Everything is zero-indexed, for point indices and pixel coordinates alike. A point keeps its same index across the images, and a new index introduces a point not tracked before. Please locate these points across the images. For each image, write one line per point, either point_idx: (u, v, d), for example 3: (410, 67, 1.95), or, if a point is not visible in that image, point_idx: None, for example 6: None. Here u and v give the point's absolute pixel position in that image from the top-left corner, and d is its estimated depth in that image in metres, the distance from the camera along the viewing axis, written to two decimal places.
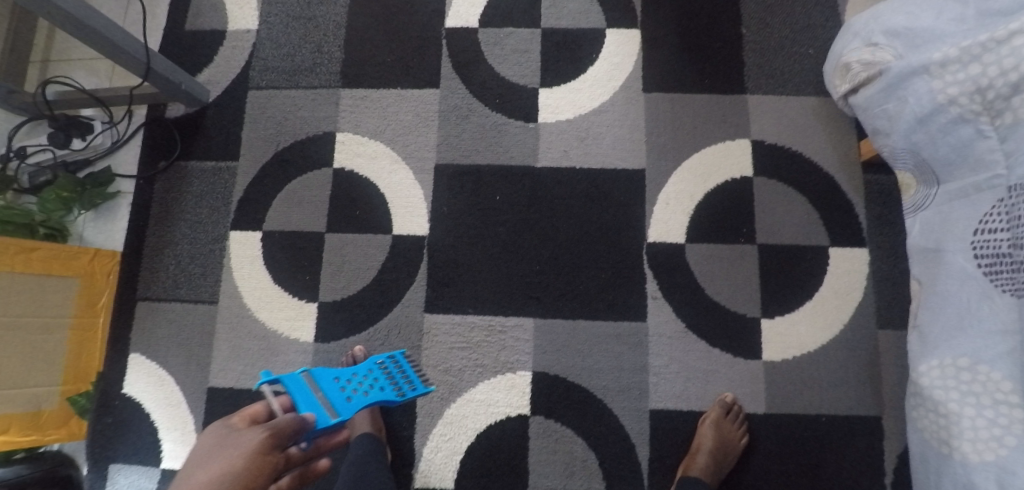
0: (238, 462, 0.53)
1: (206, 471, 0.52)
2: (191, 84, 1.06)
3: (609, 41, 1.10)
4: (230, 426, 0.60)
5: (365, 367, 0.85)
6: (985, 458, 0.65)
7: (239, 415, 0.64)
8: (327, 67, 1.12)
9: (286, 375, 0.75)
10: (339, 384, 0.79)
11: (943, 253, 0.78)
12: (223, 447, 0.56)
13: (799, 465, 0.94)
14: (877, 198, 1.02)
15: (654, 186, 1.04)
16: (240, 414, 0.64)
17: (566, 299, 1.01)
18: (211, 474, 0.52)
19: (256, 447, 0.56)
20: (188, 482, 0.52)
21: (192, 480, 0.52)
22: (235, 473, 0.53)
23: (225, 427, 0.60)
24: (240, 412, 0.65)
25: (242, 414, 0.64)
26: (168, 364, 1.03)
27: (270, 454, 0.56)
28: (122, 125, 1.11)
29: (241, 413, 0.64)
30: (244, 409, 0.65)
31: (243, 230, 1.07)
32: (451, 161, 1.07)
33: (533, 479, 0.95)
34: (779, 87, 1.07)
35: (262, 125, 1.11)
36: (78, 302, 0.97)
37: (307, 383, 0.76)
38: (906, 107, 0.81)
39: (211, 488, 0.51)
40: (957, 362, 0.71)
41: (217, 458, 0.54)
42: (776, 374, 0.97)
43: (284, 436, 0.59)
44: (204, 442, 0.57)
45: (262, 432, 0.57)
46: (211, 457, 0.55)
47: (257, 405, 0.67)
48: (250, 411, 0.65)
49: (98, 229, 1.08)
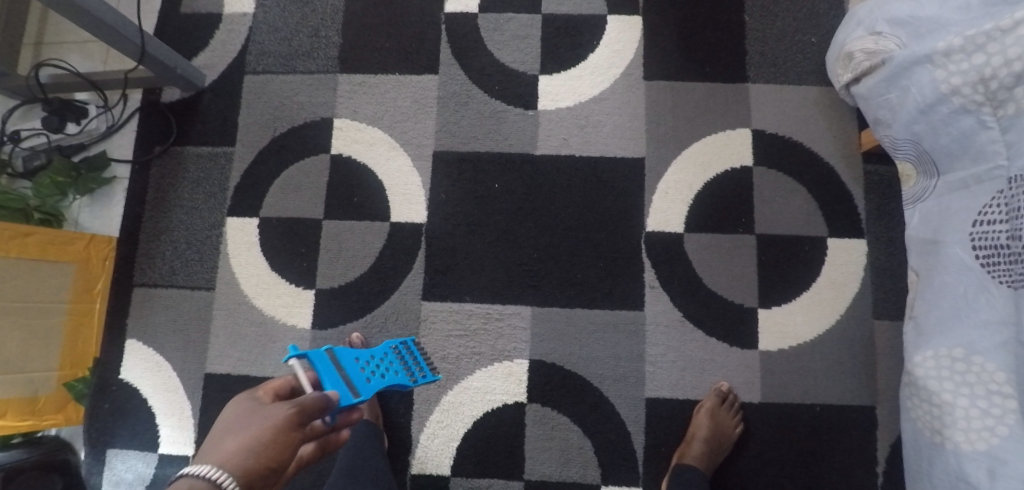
0: (264, 438, 0.51)
1: (233, 442, 0.51)
2: (186, 68, 1.05)
3: (610, 28, 1.09)
4: (256, 399, 0.58)
5: (383, 349, 0.81)
6: (976, 447, 0.66)
7: (264, 388, 0.61)
8: (325, 52, 1.11)
9: (312, 350, 0.70)
10: (359, 365, 0.75)
11: (940, 244, 0.78)
12: (249, 420, 0.53)
13: (793, 453, 0.95)
14: (876, 189, 1.02)
15: (653, 175, 1.03)
16: (265, 388, 0.61)
17: (564, 288, 1.00)
18: (238, 448, 0.50)
19: (284, 421, 0.53)
20: (212, 452, 0.50)
21: (218, 451, 0.50)
22: (261, 449, 0.51)
23: (250, 399, 0.58)
24: (264, 386, 0.62)
25: (266, 388, 0.62)
26: (165, 350, 1.03)
27: (296, 429, 0.54)
28: (117, 109, 1.10)
29: (265, 387, 0.62)
30: (267, 383, 0.63)
31: (239, 216, 1.06)
32: (449, 148, 1.06)
33: (529, 465, 0.96)
34: (780, 76, 1.06)
35: (259, 110, 1.10)
36: (74, 288, 0.97)
37: (332, 361, 0.71)
38: (908, 97, 0.80)
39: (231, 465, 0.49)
40: (952, 352, 0.72)
41: (244, 430, 0.52)
42: (773, 363, 0.98)
43: (312, 412, 0.56)
44: (229, 414, 0.55)
45: (291, 405, 0.55)
46: (236, 429, 0.52)
47: (281, 380, 0.64)
48: (273, 385, 0.63)
49: (93, 215, 1.08)
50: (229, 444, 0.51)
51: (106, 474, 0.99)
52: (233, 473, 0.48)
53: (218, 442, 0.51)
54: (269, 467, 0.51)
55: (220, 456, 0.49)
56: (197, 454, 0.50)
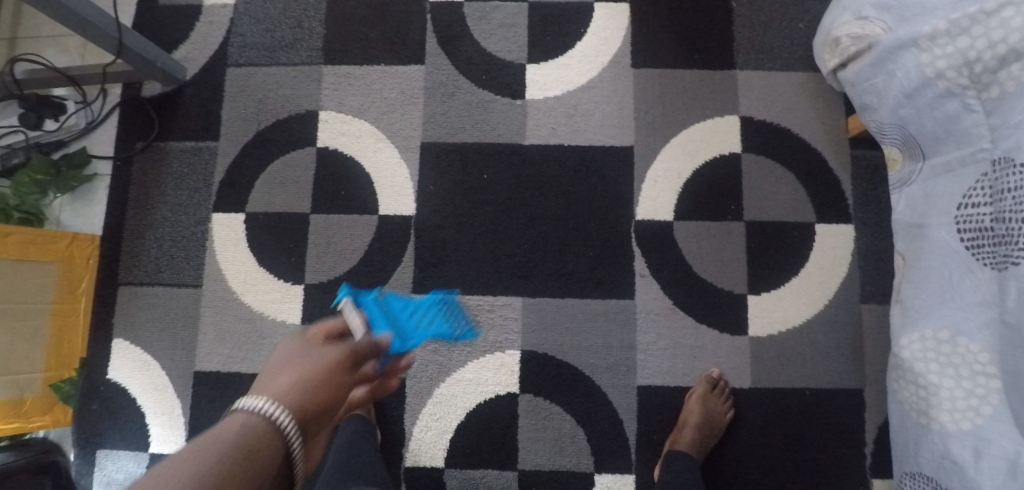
0: (320, 377, 0.48)
1: (290, 376, 0.47)
2: (167, 61, 1.03)
3: (597, 15, 1.08)
4: (313, 336, 0.53)
5: (426, 305, 0.98)
6: (962, 427, 0.67)
7: (320, 325, 0.56)
8: (308, 43, 1.09)
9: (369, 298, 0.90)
10: (405, 315, 0.93)
11: (926, 228, 0.79)
12: (305, 356, 0.50)
13: (784, 437, 0.96)
14: (863, 174, 1.03)
15: (642, 163, 1.03)
16: (321, 324, 0.56)
17: (554, 278, 1.00)
18: (294, 383, 0.47)
19: (338, 364, 0.50)
20: (268, 383, 0.47)
21: (274, 383, 0.46)
22: (318, 385, 0.48)
23: (306, 335, 0.53)
24: (319, 323, 0.57)
25: (322, 324, 0.56)
26: (153, 348, 1.02)
27: (348, 371, 0.51)
28: (96, 104, 1.08)
29: (321, 323, 0.56)
30: (323, 321, 0.57)
31: (225, 212, 1.05)
32: (437, 139, 1.05)
33: (522, 455, 0.96)
34: (768, 62, 1.06)
35: (242, 104, 1.08)
36: (57, 288, 0.95)
37: (383, 310, 0.90)
38: (894, 81, 0.81)
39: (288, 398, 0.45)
40: (938, 334, 0.72)
41: (299, 366, 0.48)
42: (762, 349, 0.98)
43: (366, 356, 0.54)
44: (286, 350, 0.50)
45: (345, 347, 0.52)
46: (292, 364, 0.49)
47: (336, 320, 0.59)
48: (330, 323, 0.57)
49: (75, 213, 1.06)
50: (286, 378, 0.47)
51: (96, 475, 0.98)
52: (291, 407, 0.45)
53: (272, 375, 0.47)
54: (323, 407, 0.48)
55: (278, 388, 0.46)
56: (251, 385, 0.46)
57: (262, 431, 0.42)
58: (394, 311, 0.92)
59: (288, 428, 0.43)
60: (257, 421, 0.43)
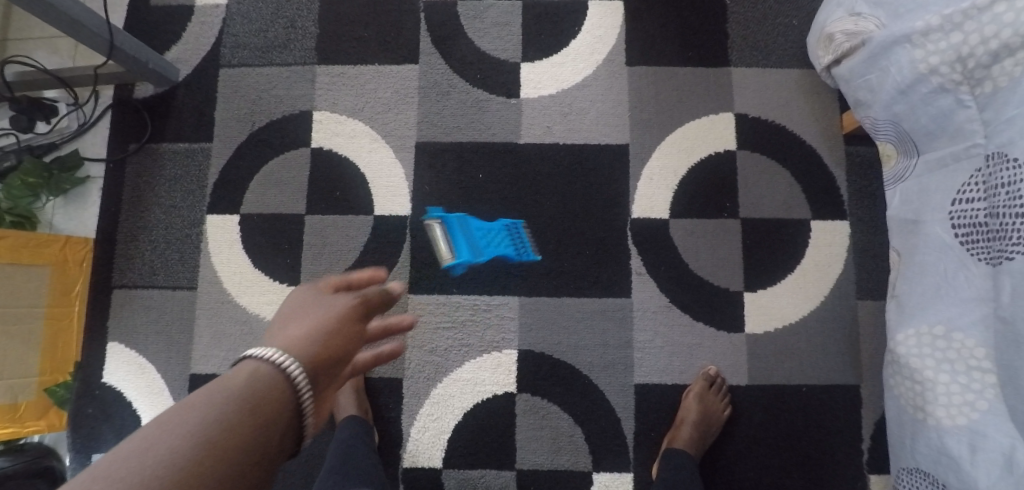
0: (330, 327, 0.47)
1: (300, 326, 0.47)
2: (159, 62, 1.02)
3: (591, 13, 1.08)
4: (324, 287, 0.52)
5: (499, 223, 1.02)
6: (958, 422, 0.68)
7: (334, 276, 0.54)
8: (301, 43, 1.08)
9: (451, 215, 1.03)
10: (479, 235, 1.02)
11: (921, 224, 0.79)
12: (315, 309, 0.49)
13: (781, 433, 0.96)
14: (858, 170, 1.03)
15: (638, 161, 1.03)
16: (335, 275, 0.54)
17: (551, 277, 1.00)
18: (304, 333, 0.46)
19: (347, 314, 0.49)
20: (281, 333, 0.47)
21: (284, 334, 0.46)
22: (331, 334, 0.47)
23: (319, 286, 0.52)
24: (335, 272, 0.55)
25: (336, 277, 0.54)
26: (148, 352, 1.01)
27: (361, 319, 0.50)
28: (88, 106, 1.07)
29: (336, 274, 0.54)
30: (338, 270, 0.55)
31: (220, 214, 1.04)
32: (432, 139, 1.05)
33: (520, 455, 0.96)
34: (762, 59, 1.06)
35: (235, 105, 1.07)
36: (51, 292, 0.95)
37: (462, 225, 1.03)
38: (888, 77, 0.81)
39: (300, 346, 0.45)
40: (933, 330, 0.73)
41: (310, 317, 0.48)
42: (759, 346, 0.99)
43: (378, 305, 0.53)
44: (298, 302, 0.50)
45: (355, 298, 0.51)
46: (303, 315, 0.48)
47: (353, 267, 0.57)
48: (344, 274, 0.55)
49: (68, 216, 1.05)
50: (296, 329, 0.47)
51: None
52: (304, 354, 0.45)
53: (283, 327, 0.47)
54: (337, 355, 0.47)
55: (288, 337, 0.46)
56: (264, 335, 0.47)
57: (275, 376, 0.43)
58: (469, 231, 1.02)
59: (297, 376, 0.43)
60: (264, 370, 0.43)
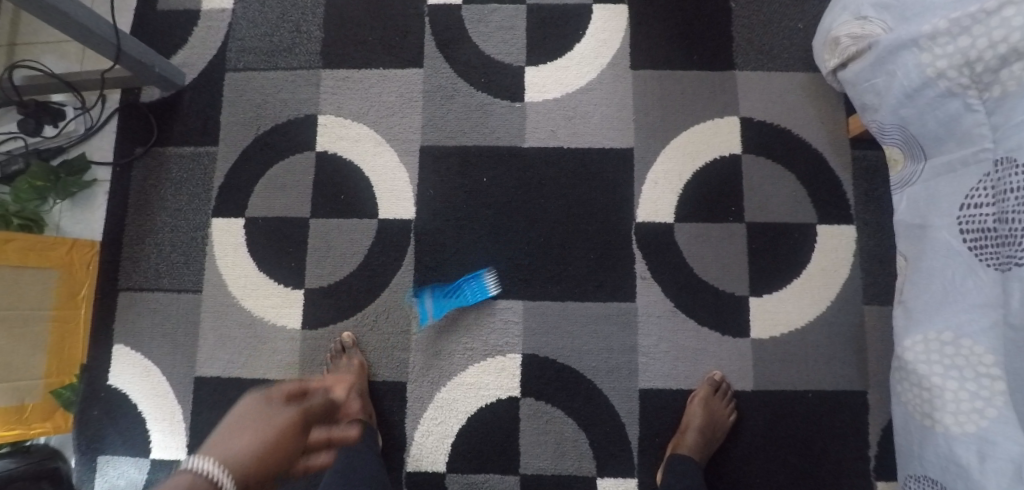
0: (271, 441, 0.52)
1: (238, 443, 0.50)
2: (165, 66, 1.02)
3: (596, 17, 1.07)
4: (270, 396, 0.56)
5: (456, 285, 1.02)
6: (966, 429, 0.67)
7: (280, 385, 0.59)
8: (307, 47, 1.09)
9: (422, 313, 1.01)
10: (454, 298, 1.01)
11: (929, 228, 0.79)
12: (259, 419, 0.53)
13: (787, 439, 0.96)
14: (865, 174, 1.02)
15: (642, 165, 1.03)
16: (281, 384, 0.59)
17: (556, 281, 1.00)
18: (247, 447, 0.50)
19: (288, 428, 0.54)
20: (218, 447, 0.49)
21: (224, 449, 0.49)
22: (266, 450, 0.51)
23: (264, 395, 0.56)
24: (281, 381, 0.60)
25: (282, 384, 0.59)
26: (154, 354, 1.01)
27: (297, 433, 0.54)
28: (95, 110, 1.08)
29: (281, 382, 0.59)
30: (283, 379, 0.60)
31: (225, 217, 1.05)
32: (437, 142, 1.05)
33: (524, 460, 0.96)
34: (768, 62, 1.05)
35: (241, 108, 1.08)
36: (58, 294, 0.95)
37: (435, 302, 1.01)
38: (894, 81, 0.80)
39: (236, 462, 0.48)
40: (941, 336, 0.72)
41: (253, 430, 0.52)
42: (765, 350, 0.98)
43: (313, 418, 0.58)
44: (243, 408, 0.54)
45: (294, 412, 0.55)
46: (247, 426, 0.52)
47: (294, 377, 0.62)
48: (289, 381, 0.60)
49: (76, 219, 1.06)
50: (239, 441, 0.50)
51: (98, 481, 0.98)
52: (238, 473, 0.47)
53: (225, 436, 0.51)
54: (269, 471, 0.50)
55: (225, 454, 0.48)
56: (204, 446, 0.49)
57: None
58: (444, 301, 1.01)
59: None
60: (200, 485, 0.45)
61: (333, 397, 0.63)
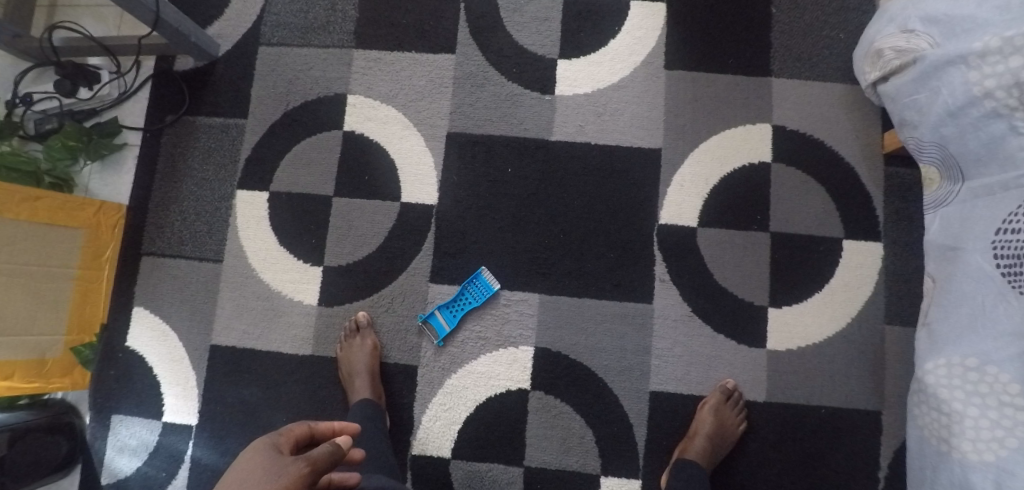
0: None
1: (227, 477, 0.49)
2: (200, 36, 1.03)
3: (633, 14, 1.06)
4: (276, 449, 0.52)
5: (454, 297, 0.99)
6: (983, 458, 0.66)
7: (286, 435, 0.56)
8: (341, 26, 1.09)
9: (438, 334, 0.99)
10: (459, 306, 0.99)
11: (961, 251, 0.77)
12: (258, 451, 0.52)
13: (796, 453, 0.95)
14: (897, 192, 1.00)
15: (669, 167, 1.02)
16: (287, 434, 0.56)
17: (573, 277, 1.00)
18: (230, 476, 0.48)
19: (298, 482, 0.48)
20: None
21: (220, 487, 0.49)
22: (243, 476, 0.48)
23: (271, 447, 0.53)
24: (287, 431, 0.57)
25: (288, 434, 0.56)
26: (172, 319, 1.03)
27: (276, 462, 0.50)
28: (129, 75, 1.09)
29: (287, 432, 0.56)
30: (289, 428, 0.57)
31: (250, 190, 1.05)
32: (464, 129, 1.05)
33: (530, 452, 0.96)
34: (805, 71, 1.03)
35: (272, 83, 1.08)
36: (82, 254, 0.97)
37: (443, 318, 0.99)
38: (938, 98, 0.78)
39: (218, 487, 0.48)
40: (965, 361, 0.70)
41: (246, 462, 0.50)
42: (780, 363, 0.97)
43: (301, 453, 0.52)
44: (246, 462, 0.50)
45: (304, 460, 0.50)
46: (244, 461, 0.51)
47: (303, 425, 0.59)
48: (297, 430, 0.57)
49: (104, 182, 1.07)
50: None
51: (109, 440, 1.00)
52: None
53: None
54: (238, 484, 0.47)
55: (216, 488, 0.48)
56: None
57: None
58: (453, 314, 0.99)
59: None
60: None
61: (337, 440, 0.55)
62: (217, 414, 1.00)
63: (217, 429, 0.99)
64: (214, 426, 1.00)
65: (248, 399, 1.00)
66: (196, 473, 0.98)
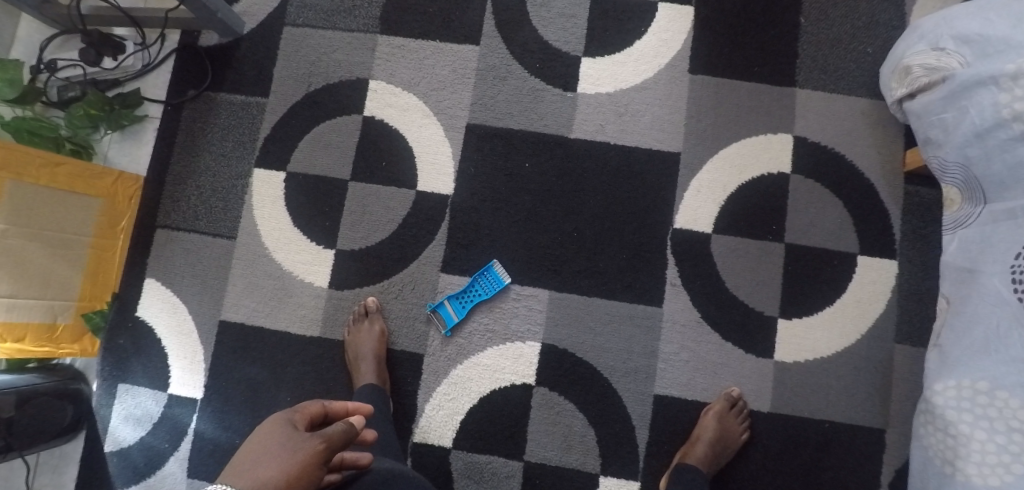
0: (293, 472, 0.47)
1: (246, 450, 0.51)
2: (226, 13, 1.03)
3: (660, 16, 1.05)
4: (291, 425, 0.54)
5: (465, 290, 0.99)
6: (988, 482, 0.65)
7: (301, 412, 0.57)
8: (367, 11, 1.09)
9: (447, 323, 0.99)
10: (468, 298, 0.99)
11: (978, 274, 0.76)
12: (276, 427, 0.53)
13: (796, 465, 0.95)
14: (916, 211, 0.99)
15: (687, 171, 1.01)
16: (302, 411, 0.57)
17: (585, 275, 1.00)
18: (249, 451, 0.50)
19: (313, 458, 0.49)
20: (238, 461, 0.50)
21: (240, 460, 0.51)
22: (261, 452, 0.50)
23: (286, 422, 0.54)
24: (301, 408, 0.58)
25: (303, 411, 0.57)
26: (183, 293, 1.04)
27: (294, 438, 0.51)
28: (154, 48, 1.09)
29: (302, 410, 0.57)
30: (304, 406, 0.59)
31: (267, 169, 1.06)
32: (484, 122, 1.05)
33: (530, 447, 0.96)
34: (830, 83, 1.03)
35: (295, 64, 1.08)
36: (98, 222, 0.97)
37: (452, 309, 0.99)
38: (965, 118, 0.78)
39: (239, 461, 0.49)
40: (976, 385, 0.70)
41: (266, 436, 0.52)
42: (787, 374, 0.97)
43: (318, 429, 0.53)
44: (261, 439, 0.51)
45: (320, 436, 0.50)
46: (264, 435, 0.52)
47: (318, 404, 0.60)
48: (311, 408, 0.58)
49: (123, 151, 1.08)
50: (261, 473, 0.47)
51: (116, 407, 1.01)
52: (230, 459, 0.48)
53: (247, 468, 0.48)
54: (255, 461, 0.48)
55: (237, 462, 0.50)
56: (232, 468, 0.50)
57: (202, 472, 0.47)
58: (462, 304, 0.99)
59: None
60: None
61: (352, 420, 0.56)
62: (222, 389, 1.01)
63: (221, 403, 1.00)
64: (219, 401, 1.00)
65: (255, 377, 1.01)
66: (198, 447, 0.99)
